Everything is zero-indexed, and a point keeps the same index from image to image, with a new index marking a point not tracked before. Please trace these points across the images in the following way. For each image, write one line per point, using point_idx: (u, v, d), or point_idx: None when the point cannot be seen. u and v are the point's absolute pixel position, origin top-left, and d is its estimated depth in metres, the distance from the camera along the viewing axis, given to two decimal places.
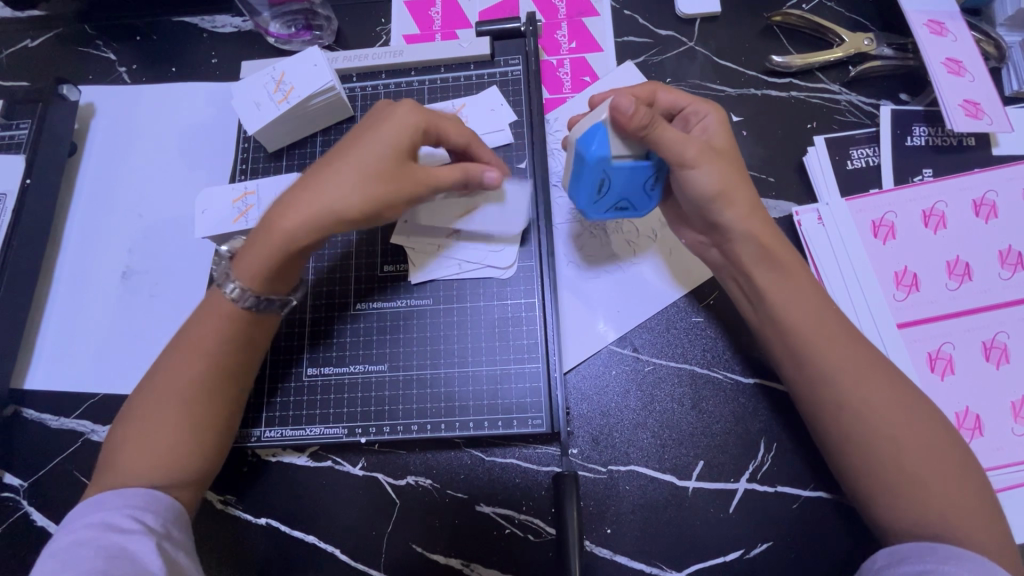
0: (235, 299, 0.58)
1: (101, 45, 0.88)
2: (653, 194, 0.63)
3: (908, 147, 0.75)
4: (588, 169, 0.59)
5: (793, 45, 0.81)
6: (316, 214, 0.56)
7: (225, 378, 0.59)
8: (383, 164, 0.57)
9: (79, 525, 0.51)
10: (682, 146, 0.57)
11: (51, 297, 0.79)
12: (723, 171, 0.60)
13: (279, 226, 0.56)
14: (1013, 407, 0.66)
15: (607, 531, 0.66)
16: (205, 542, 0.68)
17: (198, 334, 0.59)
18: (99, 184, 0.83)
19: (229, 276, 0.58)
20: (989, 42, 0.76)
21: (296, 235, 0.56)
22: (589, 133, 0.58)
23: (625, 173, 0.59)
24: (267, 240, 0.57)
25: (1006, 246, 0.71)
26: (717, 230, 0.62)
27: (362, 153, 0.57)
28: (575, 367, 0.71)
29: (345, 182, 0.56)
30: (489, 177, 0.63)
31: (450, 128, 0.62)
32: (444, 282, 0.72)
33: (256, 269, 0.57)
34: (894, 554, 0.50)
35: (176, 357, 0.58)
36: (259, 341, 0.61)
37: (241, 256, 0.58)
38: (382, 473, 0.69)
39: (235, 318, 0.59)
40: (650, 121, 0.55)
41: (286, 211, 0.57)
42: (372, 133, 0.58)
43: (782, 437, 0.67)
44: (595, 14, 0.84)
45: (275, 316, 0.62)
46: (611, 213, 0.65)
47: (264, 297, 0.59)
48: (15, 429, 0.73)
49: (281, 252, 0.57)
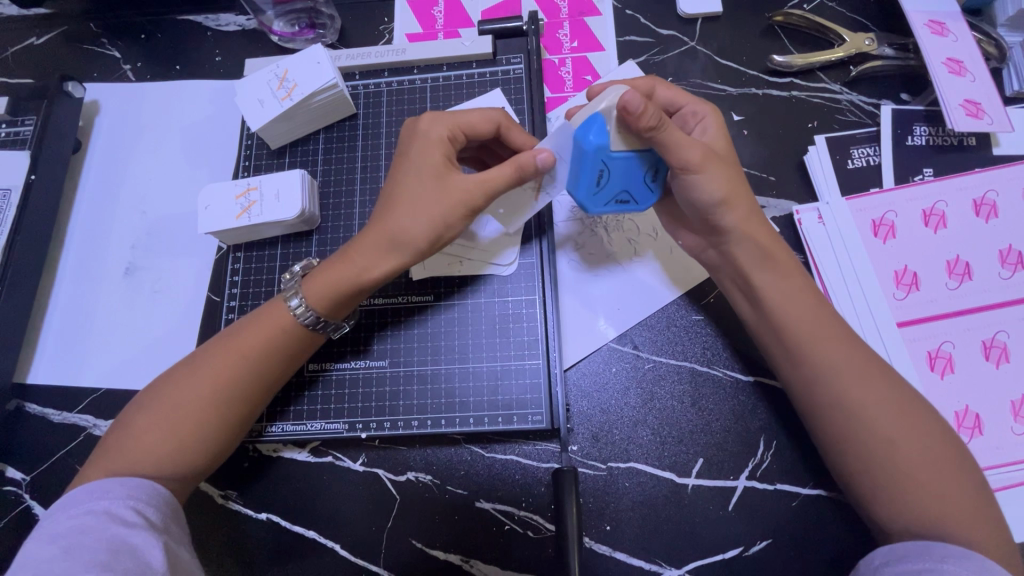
0: (297, 315, 0.60)
1: (107, 44, 0.89)
2: (653, 187, 0.60)
3: (908, 146, 0.75)
4: (588, 161, 0.55)
5: (794, 45, 0.81)
6: (379, 244, 0.58)
7: (260, 382, 0.60)
8: (429, 187, 0.58)
9: (81, 511, 0.51)
10: (685, 149, 0.56)
11: (56, 292, 0.79)
12: (726, 173, 0.59)
13: (349, 258, 0.59)
14: (1012, 406, 0.66)
15: (606, 528, 0.66)
16: (206, 536, 0.68)
17: (246, 335, 0.60)
18: (103, 180, 0.84)
19: (297, 291, 0.60)
20: (990, 42, 0.76)
21: (365, 267, 0.59)
22: (587, 122, 0.54)
23: (625, 164, 0.56)
24: (337, 270, 0.60)
25: (1006, 246, 0.71)
26: (717, 233, 0.63)
27: (410, 181, 0.59)
28: (575, 364, 0.71)
29: (401, 207, 0.58)
30: (543, 159, 0.58)
31: (477, 121, 0.62)
32: (445, 278, 0.72)
33: (326, 294, 0.60)
34: (890, 553, 0.49)
35: (220, 353, 0.59)
36: (302, 354, 0.63)
37: (314, 277, 0.61)
38: (382, 468, 0.69)
39: (283, 331, 0.60)
40: (659, 121, 0.52)
41: (355, 243, 0.60)
42: (409, 159, 0.60)
43: (781, 435, 0.67)
44: (596, 13, 0.85)
45: (319, 337, 0.63)
46: (611, 208, 0.61)
47: (324, 317, 0.61)
48: (18, 423, 0.73)
49: (352, 286, 0.59)
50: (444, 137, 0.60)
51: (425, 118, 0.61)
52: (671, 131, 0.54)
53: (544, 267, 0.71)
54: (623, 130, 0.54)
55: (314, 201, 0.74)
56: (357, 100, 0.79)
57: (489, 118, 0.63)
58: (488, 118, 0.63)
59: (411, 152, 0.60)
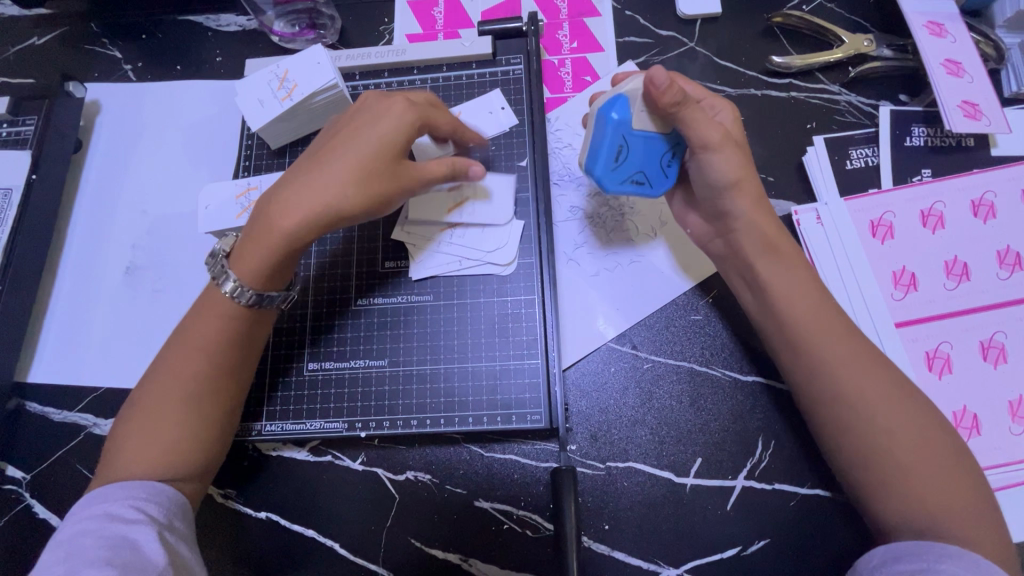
0: (234, 296, 0.59)
1: (108, 44, 0.89)
2: (670, 172, 0.63)
3: (906, 147, 0.75)
4: (609, 132, 0.60)
5: (793, 46, 0.81)
6: (309, 210, 0.57)
7: (224, 372, 0.59)
8: (373, 158, 0.58)
9: (84, 516, 0.51)
10: (706, 127, 0.57)
11: (56, 292, 0.79)
12: (741, 157, 0.61)
13: (276, 224, 0.57)
14: (1010, 405, 0.66)
15: (605, 528, 0.66)
16: (206, 534, 0.68)
17: (197, 327, 0.59)
18: (103, 179, 0.84)
19: (228, 271, 0.59)
20: (988, 43, 0.76)
21: (284, 227, 0.57)
22: (610, 100, 0.60)
23: (643, 143, 0.61)
24: (264, 236, 0.57)
25: (1004, 246, 0.71)
26: (725, 219, 0.63)
27: (349, 147, 0.58)
28: (574, 364, 0.71)
29: (336, 174, 0.57)
30: (477, 171, 0.64)
31: (441, 117, 0.63)
32: (444, 278, 0.73)
33: (255, 261, 0.58)
34: (889, 553, 0.50)
35: (180, 350, 0.59)
36: (259, 336, 0.63)
37: (244, 246, 0.58)
38: (382, 467, 0.70)
39: (236, 317, 0.60)
40: (683, 97, 0.56)
41: (281, 205, 0.57)
42: (357, 127, 0.59)
43: (780, 434, 0.67)
44: (596, 14, 0.85)
45: (271, 312, 0.63)
46: (627, 188, 0.63)
47: (264, 293, 0.60)
48: (19, 422, 0.74)
49: (280, 252, 0.58)
50: (409, 120, 0.59)
51: (394, 99, 0.60)
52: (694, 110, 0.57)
53: (543, 267, 0.71)
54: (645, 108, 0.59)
55: None
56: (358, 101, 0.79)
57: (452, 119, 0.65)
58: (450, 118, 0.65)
59: (357, 120, 0.59)
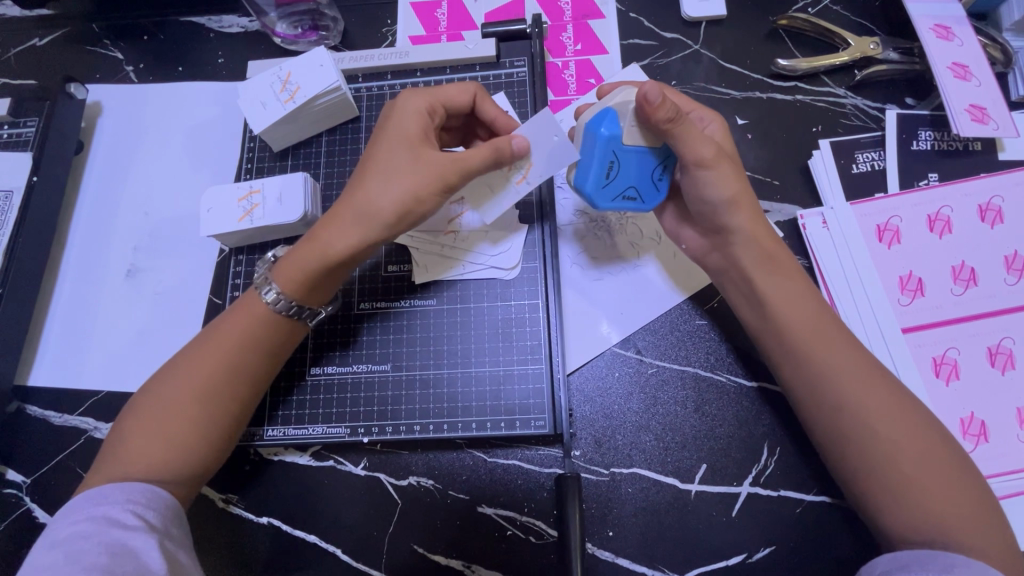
0: (270, 303, 0.60)
1: (109, 45, 0.88)
2: (660, 186, 0.63)
3: (913, 151, 0.75)
4: (600, 148, 0.59)
5: (799, 49, 0.81)
6: (348, 219, 0.58)
7: (241, 376, 0.59)
8: (404, 160, 0.58)
9: (80, 517, 0.51)
10: (700, 145, 0.58)
11: (57, 293, 0.79)
12: (734, 172, 0.60)
13: (316, 238, 0.59)
14: (1018, 412, 0.66)
15: (608, 534, 0.66)
16: (206, 540, 0.68)
17: (227, 326, 0.60)
18: (104, 181, 0.84)
19: (268, 280, 0.60)
20: (995, 46, 0.75)
21: (330, 242, 0.58)
22: (600, 116, 0.59)
23: (635, 157, 0.60)
24: (306, 251, 0.59)
25: (1012, 252, 0.71)
26: (723, 234, 0.63)
27: (382, 155, 0.59)
28: (578, 369, 0.71)
29: (374, 183, 0.58)
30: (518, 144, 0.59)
31: (455, 95, 0.64)
32: (449, 281, 0.72)
33: (297, 275, 0.59)
34: (895, 562, 0.49)
35: (203, 347, 0.59)
36: (284, 347, 0.62)
37: (285, 261, 0.60)
38: (384, 472, 0.69)
39: (265, 322, 0.60)
40: (677, 114, 0.56)
41: (323, 223, 0.59)
42: (388, 132, 0.60)
43: (785, 440, 0.67)
44: (600, 16, 0.84)
45: (303, 327, 0.63)
46: (619, 204, 0.63)
47: (296, 303, 0.60)
48: (21, 425, 0.73)
49: (321, 265, 0.58)
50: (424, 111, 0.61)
51: (404, 95, 0.63)
52: (686, 126, 0.57)
53: (547, 272, 0.71)
54: (637, 124, 0.58)
55: (316, 204, 0.74)
56: (361, 103, 0.79)
57: (464, 90, 0.64)
58: (466, 90, 0.64)
59: (388, 125, 0.61)
